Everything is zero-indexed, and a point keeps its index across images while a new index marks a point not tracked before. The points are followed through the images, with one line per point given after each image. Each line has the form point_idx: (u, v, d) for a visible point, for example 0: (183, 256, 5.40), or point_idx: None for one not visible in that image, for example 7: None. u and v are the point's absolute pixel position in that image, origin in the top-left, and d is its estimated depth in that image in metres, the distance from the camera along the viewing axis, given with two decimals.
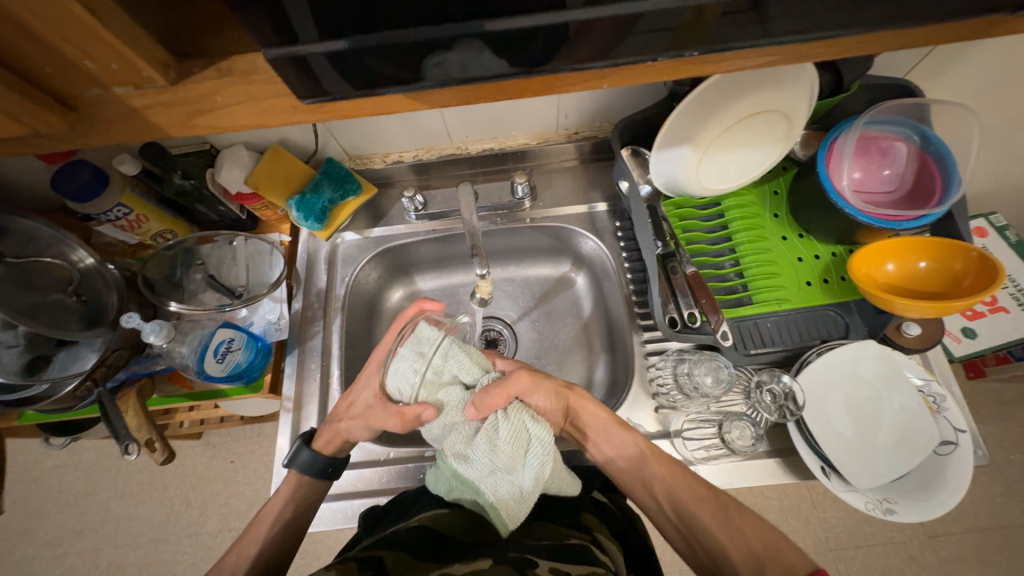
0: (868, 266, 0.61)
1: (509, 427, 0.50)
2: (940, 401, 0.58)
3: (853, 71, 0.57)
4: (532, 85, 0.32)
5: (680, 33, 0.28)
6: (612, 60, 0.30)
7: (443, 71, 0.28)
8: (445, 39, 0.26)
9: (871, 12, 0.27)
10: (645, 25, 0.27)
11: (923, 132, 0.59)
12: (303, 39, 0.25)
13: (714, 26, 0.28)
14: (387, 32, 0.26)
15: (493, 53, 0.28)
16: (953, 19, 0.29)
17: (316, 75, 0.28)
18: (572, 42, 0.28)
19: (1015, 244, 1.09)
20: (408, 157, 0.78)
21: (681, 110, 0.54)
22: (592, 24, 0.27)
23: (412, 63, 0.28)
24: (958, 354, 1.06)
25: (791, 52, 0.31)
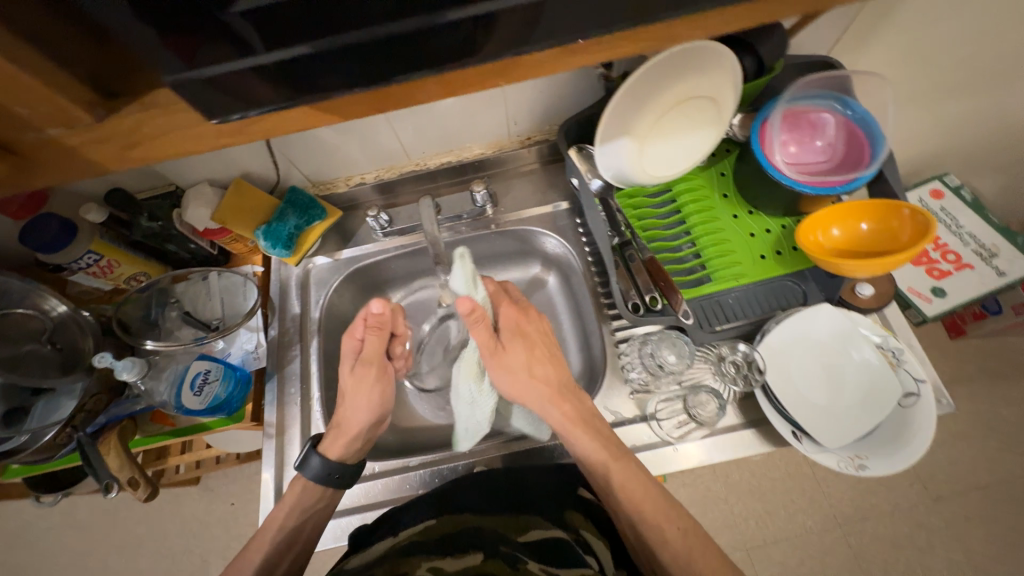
0: (814, 233, 0.64)
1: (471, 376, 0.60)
2: (899, 354, 0.60)
3: (771, 52, 0.60)
4: (448, 86, 0.33)
5: (557, 25, 0.30)
6: (505, 53, 0.31)
7: (381, 70, 0.30)
8: (384, 38, 0.28)
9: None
10: (541, 17, 0.29)
11: (847, 104, 0.63)
12: (257, 52, 0.28)
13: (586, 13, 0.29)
14: (333, 35, 0.28)
15: (413, 55, 0.30)
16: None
17: (261, 88, 0.30)
18: (460, 39, 0.29)
19: (970, 202, 1.15)
20: (369, 178, 0.81)
21: (615, 102, 0.56)
22: (490, 18, 0.28)
23: (339, 69, 0.30)
24: (931, 313, 1.10)
25: (664, 34, 0.33)
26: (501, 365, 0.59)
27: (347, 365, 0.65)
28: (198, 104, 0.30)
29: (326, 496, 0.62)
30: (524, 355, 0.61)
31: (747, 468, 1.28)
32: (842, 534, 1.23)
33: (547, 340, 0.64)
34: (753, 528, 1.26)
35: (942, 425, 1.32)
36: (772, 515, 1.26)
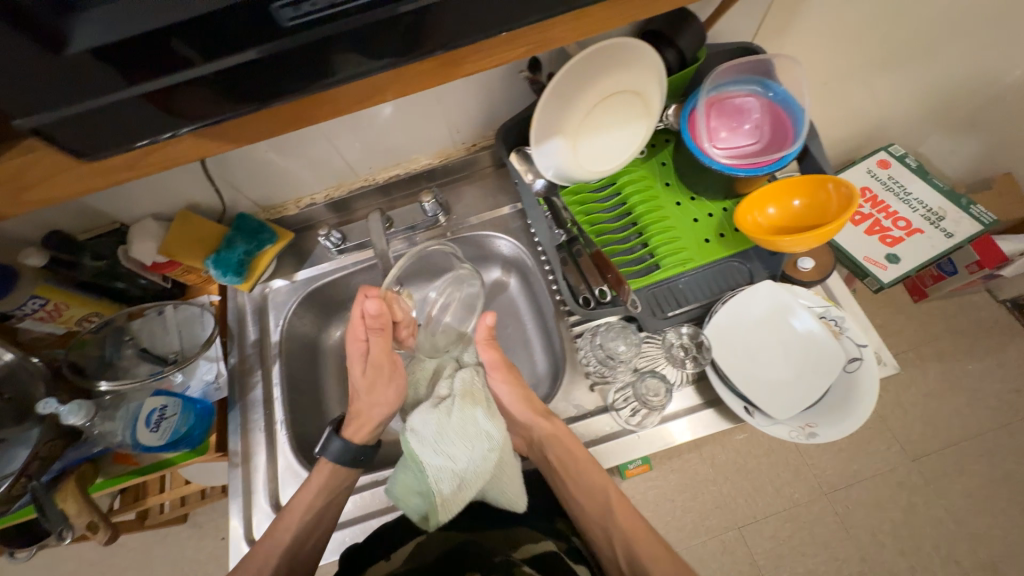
0: (752, 213, 0.66)
1: (471, 409, 0.62)
2: (841, 323, 0.62)
3: (690, 43, 0.62)
4: (360, 91, 0.34)
5: (426, 35, 0.31)
6: (381, 61, 0.32)
7: (305, 79, 0.31)
8: (305, 44, 0.29)
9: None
10: (409, 29, 0.30)
11: (769, 87, 0.65)
12: (186, 64, 0.29)
13: (453, 22, 0.30)
14: (257, 45, 0.29)
15: (336, 60, 0.31)
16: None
17: (188, 102, 0.31)
18: (338, 55, 0.30)
19: (915, 168, 1.19)
20: (320, 198, 0.81)
21: (544, 103, 0.58)
22: (359, 31, 0.29)
23: (269, 77, 0.31)
24: (888, 280, 1.14)
25: (539, 39, 0.34)
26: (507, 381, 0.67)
27: (358, 365, 0.68)
28: (129, 124, 0.31)
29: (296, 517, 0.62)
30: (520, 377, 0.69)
31: (733, 448, 1.29)
32: (828, 502, 1.26)
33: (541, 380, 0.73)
34: (743, 506, 1.26)
35: (913, 385, 1.37)
36: (761, 491, 1.26)
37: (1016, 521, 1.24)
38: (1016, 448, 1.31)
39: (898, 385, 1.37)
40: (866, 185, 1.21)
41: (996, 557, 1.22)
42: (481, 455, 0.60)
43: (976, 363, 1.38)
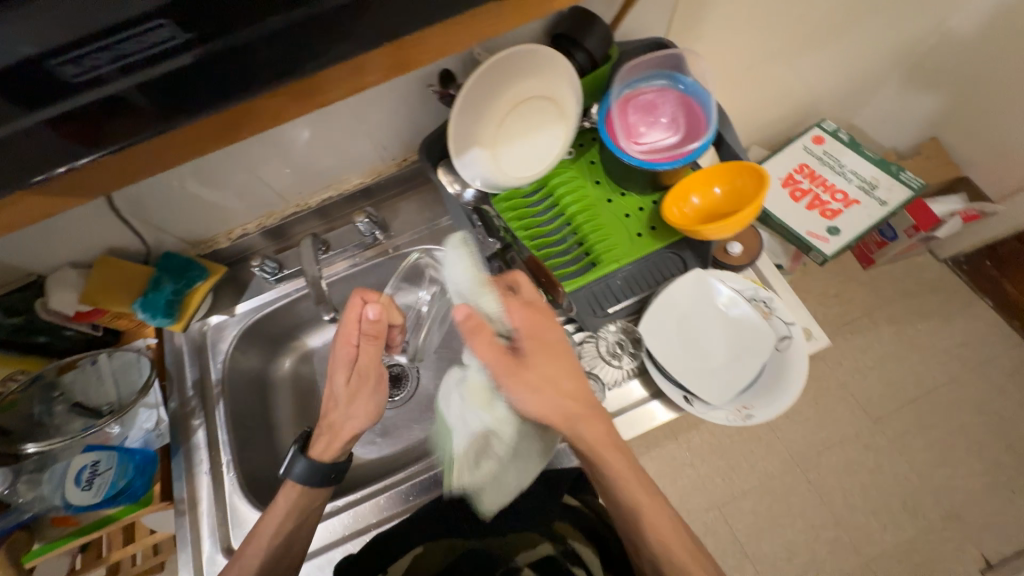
0: (678, 204, 0.67)
1: (476, 408, 0.60)
2: (771, 303, 0.64)
3: (597, 43, 0.62)
4: (244, 114, 0.36)
5: (294, 54, 0.34)
6: (255, 84, 0.35)
7: (189, 102, 0.34)
8: (182, 67, 0.33)
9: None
10: (278, 50, 0.34)
11: (679, 80, 0.66)
12: (76, 93, 0.32)
13: (316, 40, 0.34)
14: (141, 72, 0.33)
15: (188, 91, 0.34)
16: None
17: (83, 130, 0.34)
18: (217, 74, 0.34)
19: (848, 142, 1.24)
20: (252, 227, 0.79)
21: (455, 117, 0.58)
22: (233, 52, 0.33)
23: (155, 103, 0.34)
24: (830, 252, 1.18)
25: (386, 62, 0.36)
26: (524, 376, 0.56)
27: (341, 376, 0.67)
28: (30, 157, 0.33)
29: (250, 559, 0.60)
30: (546, 367, 0.57)
31: (706, 430, 1.32)
32: (800, 471, 1.30)
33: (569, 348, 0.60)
34: (721, 485, 1.30)
35: (869, 349, 1.42)
36: (736, 468, 1.31)
37: (977, 469, 1.30)
38: (969, 399, 1.36)
39: (855, 350, 1.42)
40: (803, 162, 1.26)
41: (961, 505, 1.27)
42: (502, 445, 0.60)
43: (925, 322, 1.44)
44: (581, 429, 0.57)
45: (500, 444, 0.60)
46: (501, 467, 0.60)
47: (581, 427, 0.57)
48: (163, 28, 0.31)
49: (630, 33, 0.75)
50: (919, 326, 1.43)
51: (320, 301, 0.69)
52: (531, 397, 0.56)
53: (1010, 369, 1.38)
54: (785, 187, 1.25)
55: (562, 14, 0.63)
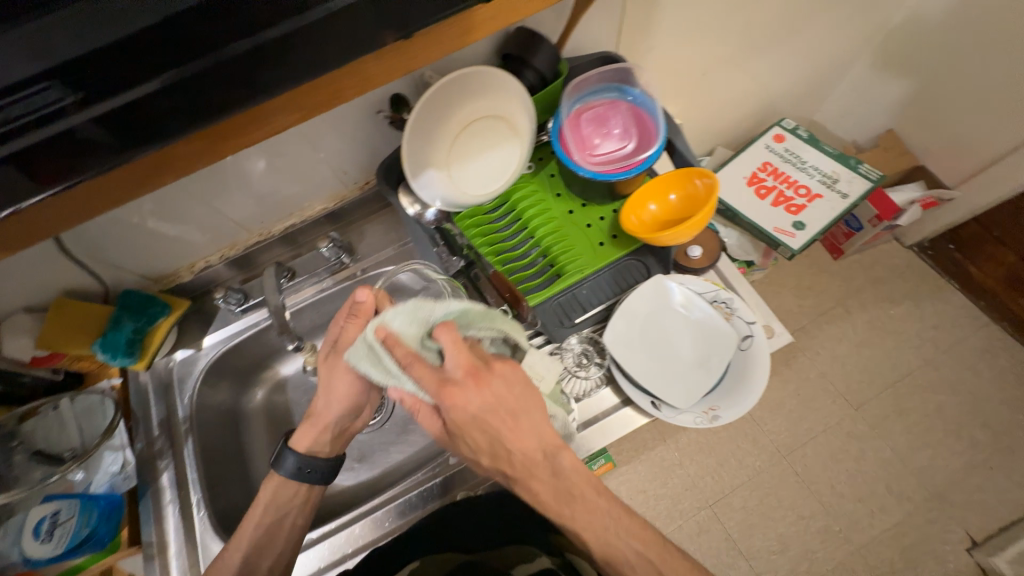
0: (636, 212, 0.68)
1: None
2: (731, 304, 0.65)
3: (544, 61, 0.64)
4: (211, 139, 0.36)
5: (255, 83, 0.34)
6: (219, 113, 0.35)
7: (150, 133, 0.34)
8: (139, 99, 0.32)
9: (341, 33, 0.34)
10: (237, 80, 0.34)
11: (627, 91, 0.68)
12: (24, 131, 0.31)
13: (277, 70, 0.34)
14: (98, 104, 0.32)
15: (151, 121, 0.33)
16: (434, 17, 0.35)
17: (35, 169, 0.32)
18: (176, 105, 0.33)
19: (807, 138, 1.28)
20: (215, 259, 0.79)
21: (407, 140, 0.59)
22: (192, 82, 0.33)
23: (118, 138, 0.33)
24: (797, 246, 1.20)
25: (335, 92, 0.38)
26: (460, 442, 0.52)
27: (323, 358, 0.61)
28: None
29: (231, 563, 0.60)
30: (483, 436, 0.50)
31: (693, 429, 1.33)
32: (787, 464, 1.32)
33: (511, 409, 0.50)
34: (711, 483, 1.30)
35: (845, 338, 1.45)
36: (725, 465, 1.31)
37: (955, 449, 1.32)
38: (943, 380, 1.39)
39: (831, 340, 1.45)
40: (767, 160, 1.29)
41: (943, 486, 1.29)
42: None
43: (896, 308, 1.47)
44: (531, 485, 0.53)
45: None
46: None
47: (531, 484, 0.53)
48: (51, 88, 0.30)
49: (580, 47, 0.77)
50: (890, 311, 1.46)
51: (283, 330, 0.69)
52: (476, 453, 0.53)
53: (980, 349, 1.42)
54: (750, 185, 1.28)
55: (508, 34, 0.64)
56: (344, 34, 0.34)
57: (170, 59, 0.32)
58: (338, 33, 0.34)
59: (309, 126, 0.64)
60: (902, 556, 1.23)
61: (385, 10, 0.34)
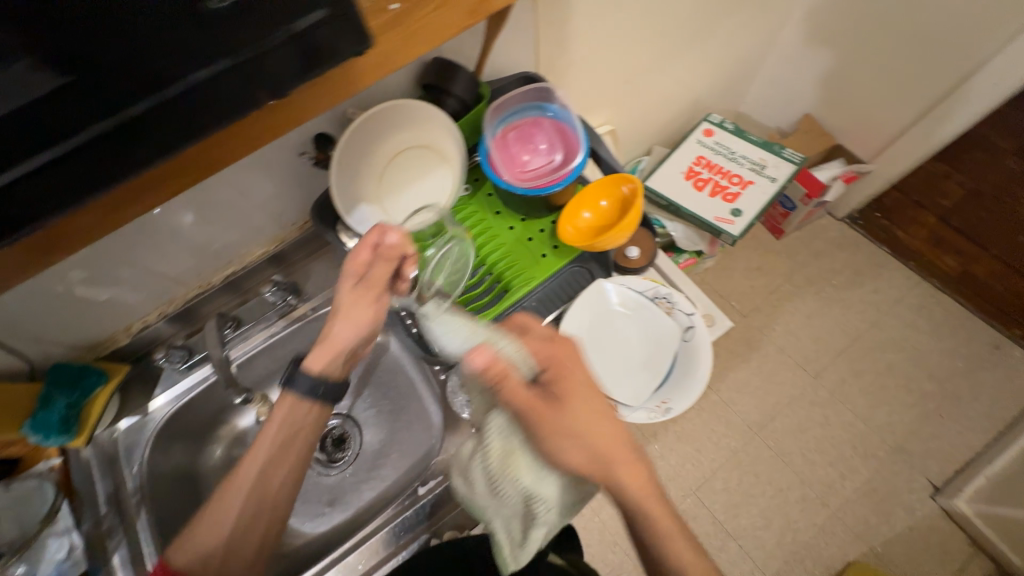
0: (572, 222, 0.71)
1: (511, 476, 0.52)
2: (672, 298, 0.71)
3: (461, 86, 0.65)
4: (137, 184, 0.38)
5: (159, 138, 0.34)
6: (129, 171, 0.34)
7: (61, 202, 0.33)
8: (30, 174, 0.31)
9: (210, 103, 0.33)
10: (140, 138, 0.33)
11: (548, 108, 0.71)
12: None
13: (179, 123, 0.33)
14: None
15: (55, 191, 0.33)
16: (304, 76, 0.35)
17: None
18: (77, 173, 0.32)
19: (733, 130, 1.36)
20: (153, 318, 0.76)
21: (334, 180, 0.60)
22: (88, 148, 0.31)
23: (23, 212, 0.32)
24: (737, 232, 1.27)
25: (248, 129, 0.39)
26: (557, 428, 0.49)
27: (348, 286, 0.59)
28: None
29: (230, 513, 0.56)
30: (581, 410, 0.51)
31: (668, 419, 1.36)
32: (760, 439, 1.38)
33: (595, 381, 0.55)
34: (692, 470, 1.34)
35: (797, 312, 1.53)
36: (703, 450, 1.36)
37: (908, 403, 1.40)
38: (890, 339, 1.48)
39: (785, 316, 1.53)
40: (700, 154, 1.36)
41: (902, 439, 1.36)
42: (541, 508, 0.53)
43: (839, 278, 1.57)
44: (624, 473, 0.51)
45: (536, 507, 0.52)
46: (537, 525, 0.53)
47: (624, 470, 0.51)
48: None
49: (498, 70, 0.79)
50: (834, 282, 1.56)
51: (230, 383, 0.67)
52: (566, 448, 0.50)
53: (917, 306, 1.51)
54: (687, 179, 1.34)
55: (424, 64, 0.66)
56: (212, 103, 0.33)
57: (18, 148, 0.29)
58: (206, 103, 0.33)
59: (233, 175, 0.64)
60: (875, 512, 1.29)
61: (252, 78, 0.33)
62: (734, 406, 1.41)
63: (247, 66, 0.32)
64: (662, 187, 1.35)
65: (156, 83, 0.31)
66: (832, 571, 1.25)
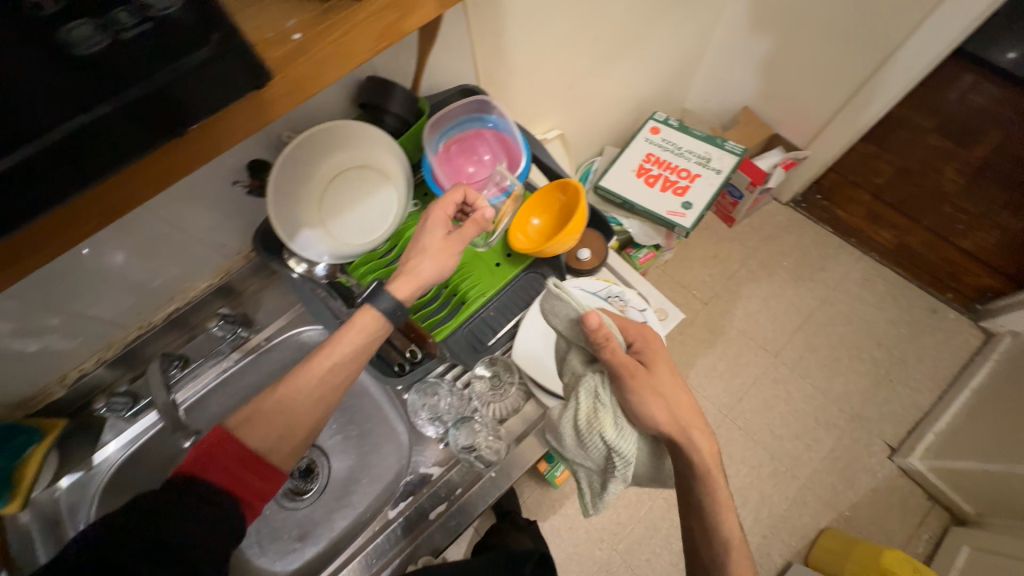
0: (520, 229, 0.73)
1: (600, 432, 0.55)
2: (625, 298, 0.72)
3: (398, 102, 0.65)
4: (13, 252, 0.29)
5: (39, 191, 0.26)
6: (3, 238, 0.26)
7: None
8: None
9: (97, 142, 0.26)
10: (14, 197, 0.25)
11: (487, 119, 0.72)
12: None
13: (65, 168, 0.26)
14: None
15: None
16: (195, 116, 0.29)
17: None
18: None
19: (678, 127, 1.41)
20: (90, 365, 0.71)
21: (271, 207, 0.59)
22: None
23: None
24: (689, 224, 1.31)
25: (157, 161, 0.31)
26: (648, 387, 0.57)
27: (437, 234, 0.61)
28: None
29: (270, 437, 0.56)
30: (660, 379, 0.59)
31: None
32: (730, 422, 1.43)
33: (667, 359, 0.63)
34: None
35: (753, 295, 1.59)
36: None
37: (861, 371, 1.48)
38: (840, 313, 1.56)
39: (743, 300, 1.59)
40: (649, 151, 1.40)
41: (859, 407, 1.44)
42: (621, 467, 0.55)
43: (790, 259, 1.64)
44: (694, 437, 0.59)
45: (618, 466, 0.55)
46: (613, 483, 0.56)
47: (694, 435, 0.60)
48: None
49: (437, 84, 0.80)
50: (785, 264, 1.63)
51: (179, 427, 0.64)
52: (652, 408, 0.56)
53: (862, 279, 1.59)
54: (639, 177, 1.38)
55: (359, 83, 0.65)
56: (68, 162, 0.26)
57: None
58: (58, 163, 0.26)
59: (164, 208, 0.61)
60: (841, 479, 1.36)
61: (160, 109, 0.27)
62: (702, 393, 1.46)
63: (110, 117, 0.26)
64: (615, 186, 1.38)
65: (25, 130, 0.24)
66: (806, 540, 1.30)
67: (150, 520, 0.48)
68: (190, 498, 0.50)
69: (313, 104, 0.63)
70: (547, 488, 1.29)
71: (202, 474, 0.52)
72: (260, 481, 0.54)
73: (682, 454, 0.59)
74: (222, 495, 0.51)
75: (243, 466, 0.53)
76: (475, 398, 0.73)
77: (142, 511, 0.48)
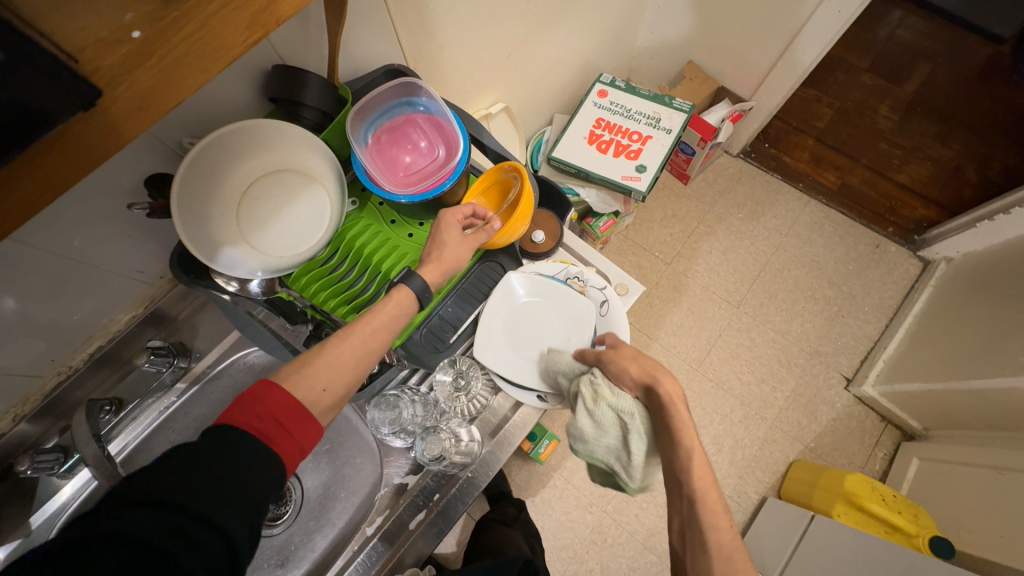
0: None
1: (600, 403, 0.60)
2: (583, 276, 0.74)
3: (313, 92, 0.58)
4: None
5: None
6: None
7: None
8: None
9: None
10: None
11: (417, 102, 0.66)
12: None
13: None
14: None
15: None
16: (9, 161, 0.24)
17: None
18: None
19: (624, 87, 1.38)
20: (7, 423, 0.63)
21: (181, 228, 0.52)
22: None
23: None
24: (644, 187, 1.30)
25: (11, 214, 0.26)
26: (618, 356, 0.63)
27: (455, 228, 0.62)
28: None
29: (315, 390, 0.49)
30: (631, 353, 0.63)
31: None
32: (701, 375, 1.49)
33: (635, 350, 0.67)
34: None
35: (713, 250, 1.62)
36: None
37: (816, 311, 1.55)
38: (795, 258, 1.61)
39: (703, 256, 1.62)
40: (598, 116, 1.37)
41: (816, 345, 1.52)
42: (634, 421, 0.59)
43: (745, 210, 1.67)
44: (663, 382, 0.59)
45: (631, 420, 0.59)
46: (636, 441, 0.59)
47: (662, 379, 0.59)
48: None
49: (358, 67, 0.72)
50: (739, 215, 1.66)
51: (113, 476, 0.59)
52: (623, 371, 0.61)
53: (811, 223, 1.64)
54: (591, 143, 1.35)
55: (266, 73, 0.57)
56: None
57: None
58: None
59: (55, 242, 0.53)
60: (805, 413, 1.45)
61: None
62: (670, 351, 1.51)
63: None
64: (568, 156, 1.34)
65: None
66: (778, 473, 1.39)
67: (174, 490, 0.37)
68: (225, 450, 0.41)
69: (213, 103, 0.55)
70: (533, 465, 1.31)
71: (238, 430, 0.43)
72: (301, 434, 0.46)
73: (658, 405, 0.58)
74: (260, 447, 0.43)
75: (275, 416, 0.45)
76: (441, 401, 0.72)
77: (160, 479, 0.38)
